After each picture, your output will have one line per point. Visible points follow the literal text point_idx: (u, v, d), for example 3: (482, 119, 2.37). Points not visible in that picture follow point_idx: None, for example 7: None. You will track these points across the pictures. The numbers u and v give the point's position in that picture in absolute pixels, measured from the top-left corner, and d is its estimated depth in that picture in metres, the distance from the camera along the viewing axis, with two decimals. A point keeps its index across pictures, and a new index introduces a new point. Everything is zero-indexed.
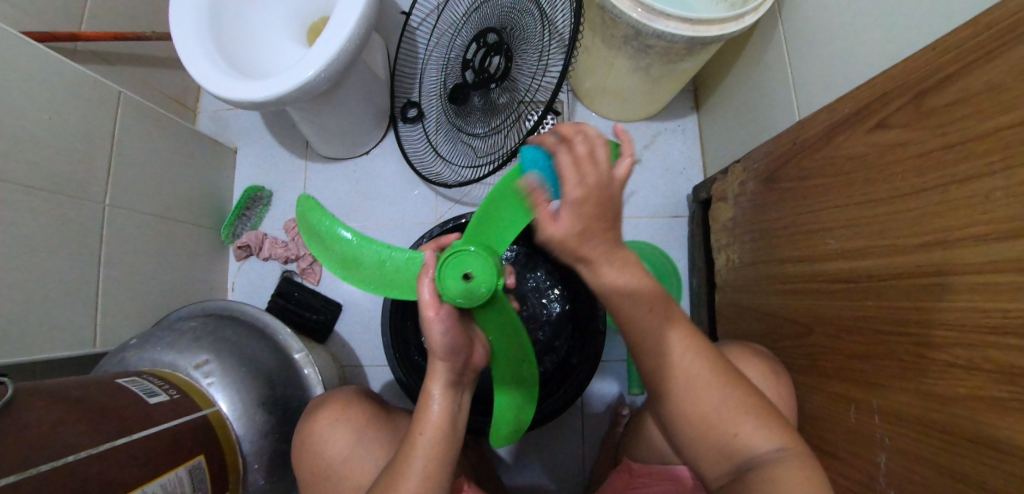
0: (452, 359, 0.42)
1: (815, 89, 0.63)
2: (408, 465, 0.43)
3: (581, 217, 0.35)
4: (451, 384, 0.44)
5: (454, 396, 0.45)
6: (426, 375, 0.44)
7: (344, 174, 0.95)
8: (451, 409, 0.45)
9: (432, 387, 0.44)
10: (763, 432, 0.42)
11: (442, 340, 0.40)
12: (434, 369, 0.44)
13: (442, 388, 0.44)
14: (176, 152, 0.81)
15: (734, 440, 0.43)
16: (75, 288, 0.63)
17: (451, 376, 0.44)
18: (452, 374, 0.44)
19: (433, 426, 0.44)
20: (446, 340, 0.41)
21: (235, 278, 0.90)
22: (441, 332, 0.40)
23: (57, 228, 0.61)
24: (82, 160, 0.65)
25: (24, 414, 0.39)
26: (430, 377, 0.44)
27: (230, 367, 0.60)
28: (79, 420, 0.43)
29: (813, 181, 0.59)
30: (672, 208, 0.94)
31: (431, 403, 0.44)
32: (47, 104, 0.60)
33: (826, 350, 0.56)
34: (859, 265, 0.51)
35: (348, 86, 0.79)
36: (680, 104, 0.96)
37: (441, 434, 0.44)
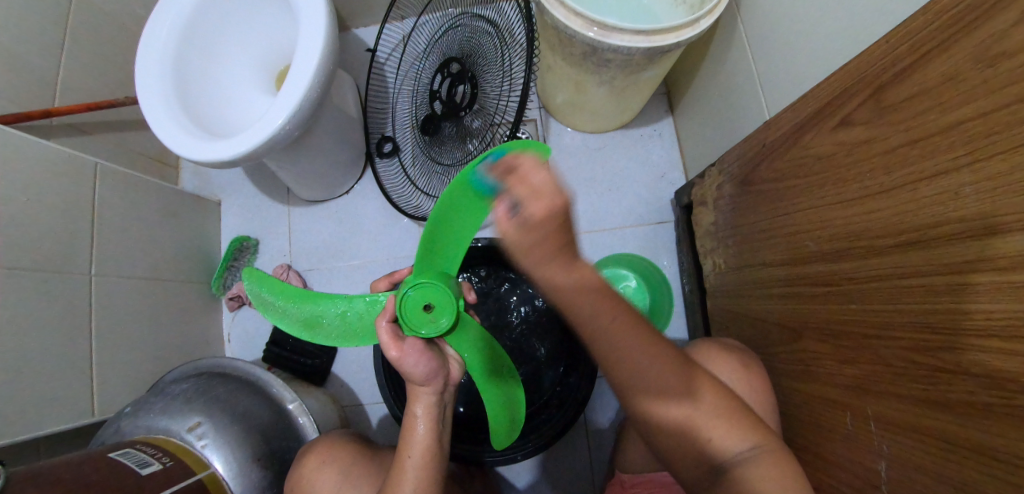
0: (431, 383, 0.46)
1: (780, 87, 0.62)
2: (400, 485, 0.47)
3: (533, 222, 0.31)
4: (432, 404, 0.48)
5: (436, 415, 0.48)
6: (409, 398, 0.48)
7: (327, 214, 0.95)
8: (435, 427, 0.48)
9: (415, 409, 0.47)
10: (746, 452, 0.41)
11: (418, 368, 0.44)
12: (415, 393, 0.47)
13: (424, 409, 0.48)
14: (159, 213, 0.82)
15: None
16: (69, 360, 0.64)
17: (431, 398, 0.48)
18: (432, 395, 0.47)
19: (419, 446, 0.47)
20: (421, 366, 0.45)
21: (230, 329, 0.92)
22: (415, 362, 0.44)
23: (44, 304, 0.62)
24: (64, 235, 0.66)
25: None
26: (412, 400, 0.47)
27: (223, 426, 0.61)
28: None
29: (787, 182, 0.58)
30: (657, 215, 0.92)
31: (415, 424, 0.47)
32: (23, 186, 0.61)
33: (818, 355, 0.54)
34: (841, 268, 0.49)
35: (320, 130, 0.80)
36: (653, 108, 0.95)
37: (427, 453, 0.47)
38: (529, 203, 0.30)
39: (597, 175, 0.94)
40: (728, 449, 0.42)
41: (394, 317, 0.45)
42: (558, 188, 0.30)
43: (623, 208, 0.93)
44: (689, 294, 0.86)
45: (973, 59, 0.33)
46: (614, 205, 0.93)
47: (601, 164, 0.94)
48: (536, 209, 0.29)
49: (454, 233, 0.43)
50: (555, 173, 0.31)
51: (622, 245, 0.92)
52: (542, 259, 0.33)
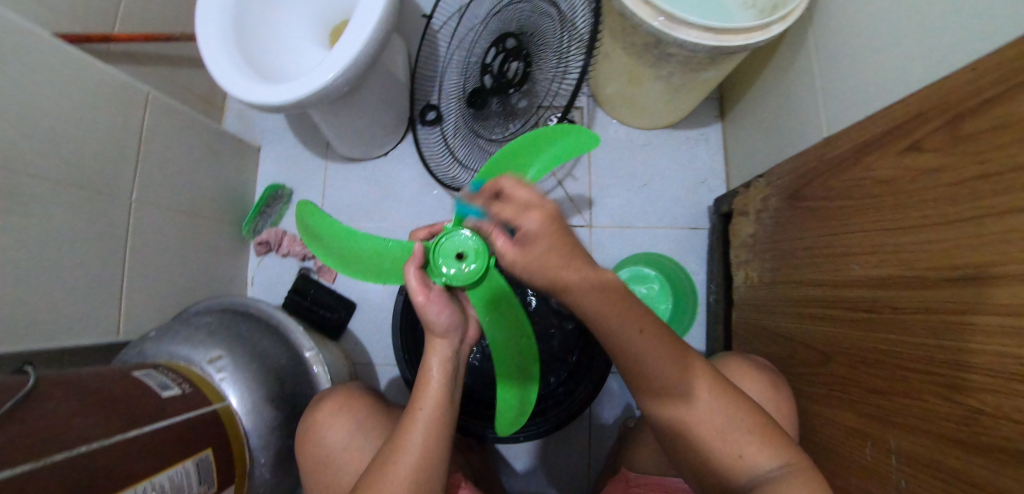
0: (450, 335, 0.48)
1: (844, 104, 0.60)
2: (409, 434, 0.47)
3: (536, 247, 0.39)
4: (448, 358, 0.49)
5: (450, 371, 0.49)
6: (426, 349, 0.49)
7: (362, 174, 0.96)
8: (448, 384, 0.49)
9: (431, 362, 0.48)
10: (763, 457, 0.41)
11: (440, 318, 0.46)
12: (432, 345, 0.48)
13: (439, 362, 0.48)
14: (201, 150, 0.84)
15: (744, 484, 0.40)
16: (102, 280, 0.66)
17: (448, 351, 0.49)
18: (448, 349, 0.48)
19: (430, 399, 0.48)
20: (444, 316, 0.46)
21: (254, 273, 0.95)
22: (438, 311, 0.46)
23: (87, 222, 0.64)
24: (112, 158, 0.68)
25: (36, 410, 0.40)
26: (429, 351, 0.48)
27: (242, 363, 0.62)
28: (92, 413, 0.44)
29: (839, 201, 0.56)
30: (692, 219, 0.91)
31: (429, 377, 0.48)
32: (78, 104, 0.62)
33: (844, 381, 0.53)
34: (884, 295, 0.48)
35: (367, 89, 0.79)
36: (703, 112, 0.94)
37: (438, 406, 0.48)
38: (522, 221, 0.39)
39: (637, 170, 0.92)
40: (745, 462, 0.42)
41: (425, 260, 0.46)
42: (539, 197, 0.40)
43: (658, 208, 0.91)
44: (714, 305, 0.85)
45: None
46: (649, 203, 0.92)
47: (642, 161, 0.92)
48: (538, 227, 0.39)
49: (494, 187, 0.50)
50: (532, 187, 0.41)
51: (652, 245, 0.91)
52: (558, 265, 0.39)
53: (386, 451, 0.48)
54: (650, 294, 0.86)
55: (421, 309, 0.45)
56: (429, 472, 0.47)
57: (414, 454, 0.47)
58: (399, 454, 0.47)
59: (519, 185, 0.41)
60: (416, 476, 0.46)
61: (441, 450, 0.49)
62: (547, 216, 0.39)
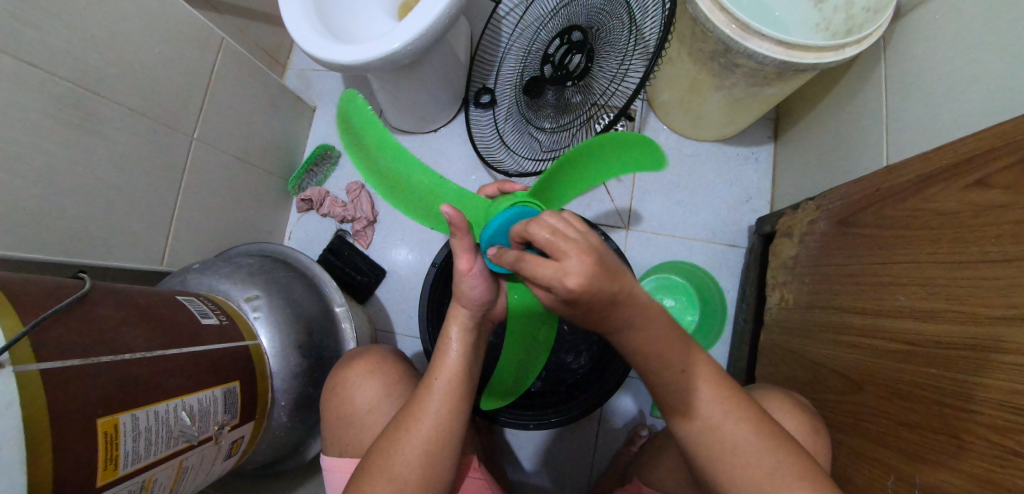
0: (478, 308, 0.48)
1: (909, 135, 0.59)
2: (425, 402, 0.48)
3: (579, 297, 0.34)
4: (468, 328, 0.50)
5: (469, 342, 0.50)
6: (447, 319, 0.50)
7: (410, 147, 1.00)
8: (465, 354, 0.49)
9: (451, 331, 0.49)
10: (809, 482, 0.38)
11: (475, 291, 0.47)
12: (453, 313, 0.49)
13: (458, 331, 0.49)
14: (261, 102, 0.86)
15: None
16: (155, 209, 0.68)
17: (468, 321, 0.50)
18: (469, 319, 0.49)
19: (449, 369, 0.49)
20: (480, 289, 0.47)
21: (293, 228, 0.98)
22: (474, 284, 0.46)
23: (149, 151, 0.66)
24: (181, 95, 0.70)
25: (94, 309, 0.41)
26: (449, 320, 0.49)
27: (276, 307, 0.63)
28: (140, 324, 0.44)
29: (892, 230, 0.54)
30: (731, 236, 0.91)
31: (448, 346, 0.49)
32: (158, 38, 0.64)
33: (874, 411, 0.52)
34: (927, 329, 0.46)
35: (429, 64, 0.81)
36: (756, 131, 0.94)
37: (455, 378, 0.49)
38: (568, 268, 0.33)
39: (680, 181, 0.93)
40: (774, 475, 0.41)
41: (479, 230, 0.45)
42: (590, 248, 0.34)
43: (696, 220, 0.92)
44: (742, 324, 0.85)
45: None
46: (688, 215, 0.92)
47: (687, 172, 0.93)
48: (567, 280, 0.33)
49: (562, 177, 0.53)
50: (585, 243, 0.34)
51: (686, 255, 0.91)
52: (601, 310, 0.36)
53: (401, 417, 0.49)
54: (677, 305, 0.88)
55: (460, 276, 0.46)
56: (444, 443, 0.48)
57: (429, 423, 0.47)
58: (414, 422, 0.47)
59: (573, 217, 0.37)
60: (430, 443, 0.47)
61: (459, 419, 0.49)
62: (591, 255, 0.34)
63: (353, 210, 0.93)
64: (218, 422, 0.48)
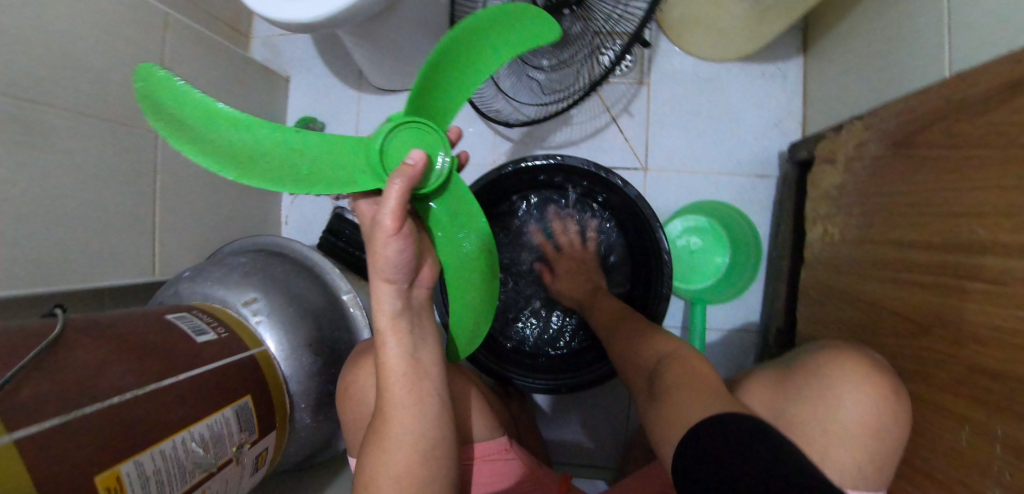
0: (405, 276, 0.41)
1: (975, 27, 0.48)
2: (386, 406, 0.43)
3: None
4: (398, 312, 0.42)
5: (405, 329, 0.43)
6: (372, 311, 0.42)
7: (397, 108, 0.91)
8: (407, 343, 0.43)
9: (381, 323, 0.42)
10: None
11: (400, 256, 0.40)
12: (376, 302, 0.41)
13: (389, 320, 0.42)
14: (226, 80, 0.77)
15: None
16: (134, 217, 0.63)
17: (398, 302, 0.42)
18: (397, 299, 0.42)
19: (395, 368, 0.43)
20: (404, 251, 0.40)
21: (288, 212, 0.93)
22: (399, 248, 0.39)
23: (112, 157, 0.60)
24: (132, 87, 0.62)
25: (71, 352, 0.37)
26: (376, 311, 0.42)
27: (277, 307, 0.60)
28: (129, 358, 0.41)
29: (965, 151, 0.46)
30: (760, 167, 0.82)
31: (384, 342, 0.42)
32: (93, 25, 0.55)
33: (942, 357, 0.47)
34: (1008, 266, 0.40)
35: (404, 11, 0.70)
36: (785, 41, 0.81)
37: (404, 369, 0.43)
38: None
39: (702, 109, 0.83)
40: None
41: (418, 175, 0.38)
42: None
43: (721, 153, 0.83)
44: (776, 262, 0.79)
45: None
46: (712, 148, 0.83)
47: (709, 99, 0.83)
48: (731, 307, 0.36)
49: (453, 78, 0.41)
50: None
51: (712, 193, 0.83)
52: None
53: (375, 427, 0.44)
54: (705, 249, 0.83)
55: (384, 237, 0.38)
56: (429, 438, 0.44)
57: (399, 426, 0.43)
58: (384, 430, 0.43)
59: None
60: (413, 445, 0.43)
61: (434, 412, 0.44)
62: None
63: None
64: (237, 442, 0.47)
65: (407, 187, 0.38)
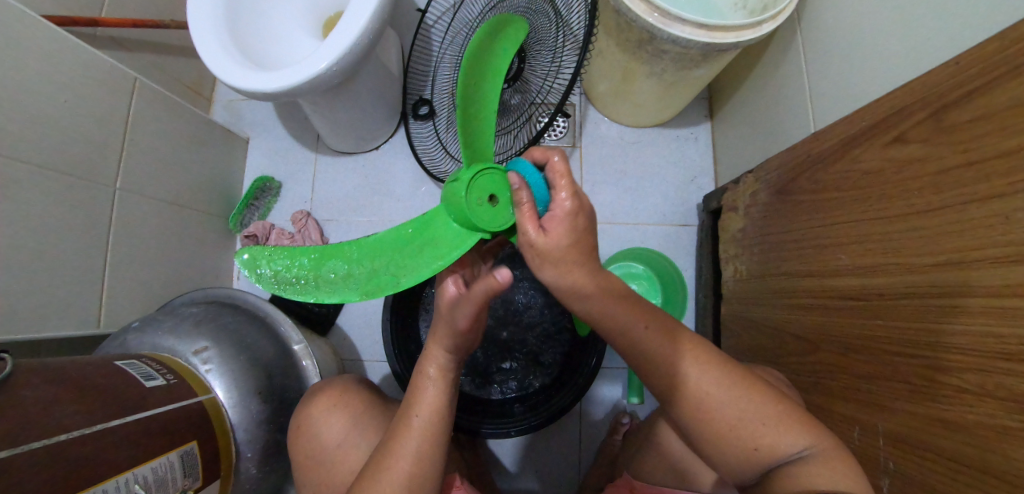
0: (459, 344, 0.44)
1: (830, 103, 0.62)
2: (399, 442, 0.45)
3: (569, 233, 0.37)
4: (445, 366, 0.46)
5: (446, 378, 0.47)
6: (423, 357, 0.46)
7: (353, 167, 0.96)
8: (445, 391, 0.47)
9: (427, 368, 0.46)
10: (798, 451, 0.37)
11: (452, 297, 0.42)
12: (430, 351, 0.46)
13: (437, 369, 0.46)
14: (189, 140, 0.82)
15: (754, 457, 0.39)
16: (82, 270, 0.63)
17: (447, 358, 0.46)
18: (445, 357, 0.46)
19: (429, 410, 0.46)
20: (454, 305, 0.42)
21: (240, 267, 0.93)
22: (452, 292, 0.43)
23: (68, 209, 0.61)
24: (96, 144, 0.65)
25: (10, 396, 0.37)
26: (426, 357, 0.46)
27: (228, 355, 0.60)
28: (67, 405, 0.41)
29: (826, 194, 0.57)
30: (682, 216, 0.94)
31: (425, 383, 0.46)
32: (63, 88, 0.60)
33: (833, 369, 0.55)
34: (870, 283, 0.49)
35: (360, 81, 0.79)
36: (692, 111, 0.96)
37: (434, 413, 0.46)
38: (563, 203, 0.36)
39: (626, 168, 0.95)
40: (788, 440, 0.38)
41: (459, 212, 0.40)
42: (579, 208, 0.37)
43: (648, 205, 0.94)
44: (703, 300, 0.88)
45: None
46: (639, 200, 0.94)
47: (635, 159, 0.95)
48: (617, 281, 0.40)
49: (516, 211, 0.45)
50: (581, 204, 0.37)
51: (642, 240, 0.93)
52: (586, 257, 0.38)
53: (375, 460, 0.46)
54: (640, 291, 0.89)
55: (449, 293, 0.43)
56: (420, 493, 0.44)
57: (405, 465, 0.44)
58: (387, 466, 0.44)
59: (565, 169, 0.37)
60: (405, 491, 0.44)
61: (437, 460, 0.46)
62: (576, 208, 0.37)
63: (301, 240, 0.90)
64: (179, 489, 0.48)
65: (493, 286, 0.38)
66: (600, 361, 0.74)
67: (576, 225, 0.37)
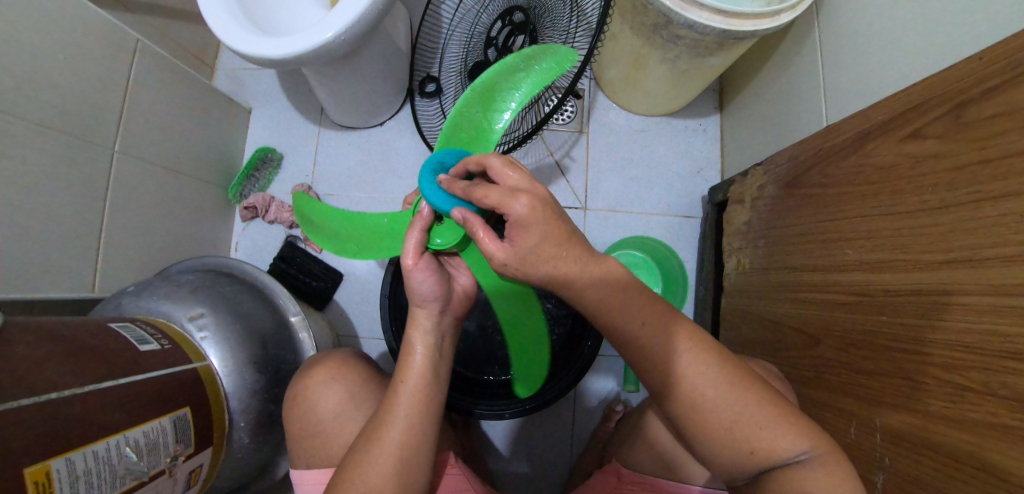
0: (434, 307, 0.46)
1: (846, 97, 0.61)
2: (391, 410, 0.45)
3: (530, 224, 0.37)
4: (431, 330, 0.47)
5: (433, 344, 0.47)
6: (408, 322, 0.47)
7: (357, 143, 0.95)
8: (433, 357, 0.47)
9: (413, 334, 0.46)
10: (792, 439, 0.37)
11: (422, 286, 0.45)
12: (414, 317, 0.46)
13: (422, 335, 0.46)
14: (191, 106, 0.80)
15: (754, 452, 0.38)
16: (78, 232, 0.62)
17: (431, 325, 0.47)
18: (431, 321, 0.46)
19: (418, 377, 0.45)
20: (431, 287, 0.45)
21: (238, 239, 0.92)
22: (421, 278, 0.45)
23: (66, 168, 0.60)
24: (95, 104, 0.63)
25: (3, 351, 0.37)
26: (411, 325, 0.46)
27: (224, 323, 0.60)
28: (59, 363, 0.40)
29: (837, 188, 0.57)
30: (685, 207, 0.93)
31: (411, 350, 0.46)
32: (62, 44, 0.58)
33: (833, 363, 0.55)
34: (875, 279, 0.49)
35: (367, 53, 0.77)
36: (702, 102, 0.95)
37: (424, 380, 0.46)
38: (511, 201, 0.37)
39: (633, 157, 0.94)
40: (786, 439, 0.37)
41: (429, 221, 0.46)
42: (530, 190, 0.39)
43: (652, 195, 0.93)
44: (703, 292, 0.88)
45: None
46: (644, 190, 0.93)
47: (642, 148, 0.94)
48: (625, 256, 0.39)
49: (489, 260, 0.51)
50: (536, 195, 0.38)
51: (644, 230, 0.93)
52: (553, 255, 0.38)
53: (368, 429, 0.45)
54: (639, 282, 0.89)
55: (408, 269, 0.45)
56: (413, 458, 0.45)
57: (398, 431, 0.44)
58: (381, 432, 0.44)
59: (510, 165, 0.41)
60: (400, 456, 0.44)
61: (431, 425, 0.46)
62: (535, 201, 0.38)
63: None
64: (171, 454, 0.47)
65: (423, 232, 0.46)
66: (598, 345, 0.75)
67: (539, 216, 0.37)
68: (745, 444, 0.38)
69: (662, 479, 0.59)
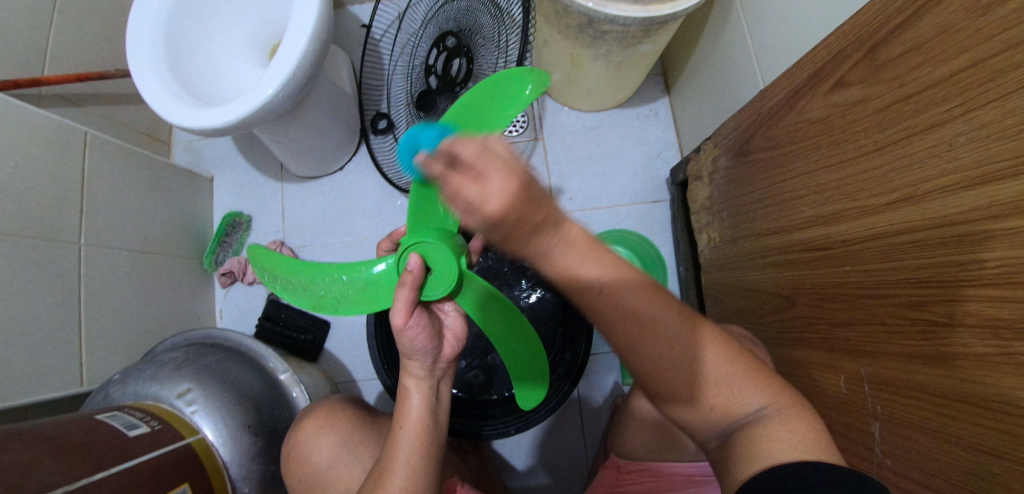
0: (424, 359, 0.46)
1: (775, 59, 0.62)
2: (392, 458, 0.45)
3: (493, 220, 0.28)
4: (424, 377, 0.47)
5: (430, 389, 0.48)
6: (401, 371, 0.47)
7: (321, 192, 0.96)
8: (429, 401, 0.47)
9: (408, 382, 0.47)
10: (763, 396, 0.37)
11: (414, 342, 0.44)
12: (407, 365, 0.46)
13: (416, 381, 0.47)
14: (151, 185, 0.81)
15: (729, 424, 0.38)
16: (57, 330, 0.63)
17: (425, 373, 0.47)
18: (423, 370, 0.47)
19: (418, 421, 0.46)
20: (418, 339, 0.44)
21: (222, 305, 0.93)
22: (412, 337, 0.44)
23: (34, 271, 0.61)
24: (53, 204, 0.65)
25: None
26: (405, 374, 0.47)
27: (214, 394, 0.60)
28: (41, 464, 0.41)
29: (782, 148, 0.58)
30: (652, 193, 0.94)
31: (408, 397, 0.47)
32: (11, 151, 0.59)
33: (812, 320, 0.55)
34: (832, 230, 0.50)
35: (311, 103, 0.79)
36: (649, 88, 0.97)
37: (423, 424, 0.46)
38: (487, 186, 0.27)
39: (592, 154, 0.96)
40: (747, 395, 0.38)
41: (419, 279, 0.42)
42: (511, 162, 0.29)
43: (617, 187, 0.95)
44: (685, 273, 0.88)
45: (967, 9, 0.33)
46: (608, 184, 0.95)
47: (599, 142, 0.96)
48: (570, 252, 0.33)
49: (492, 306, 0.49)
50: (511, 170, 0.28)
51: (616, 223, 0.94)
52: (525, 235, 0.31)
53: (373, 479, 0.45)
54: None
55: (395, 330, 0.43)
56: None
57: (402, 476, 0.44)
58: (386, 478, 0.44)
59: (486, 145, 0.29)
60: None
61: (430, 466, 0.46)
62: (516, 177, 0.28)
63: None
64: None
65: (414, 290, 0.42)
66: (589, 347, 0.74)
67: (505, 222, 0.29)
68: (717, 415, 0.39)
69: (661, 462, 0.59)
